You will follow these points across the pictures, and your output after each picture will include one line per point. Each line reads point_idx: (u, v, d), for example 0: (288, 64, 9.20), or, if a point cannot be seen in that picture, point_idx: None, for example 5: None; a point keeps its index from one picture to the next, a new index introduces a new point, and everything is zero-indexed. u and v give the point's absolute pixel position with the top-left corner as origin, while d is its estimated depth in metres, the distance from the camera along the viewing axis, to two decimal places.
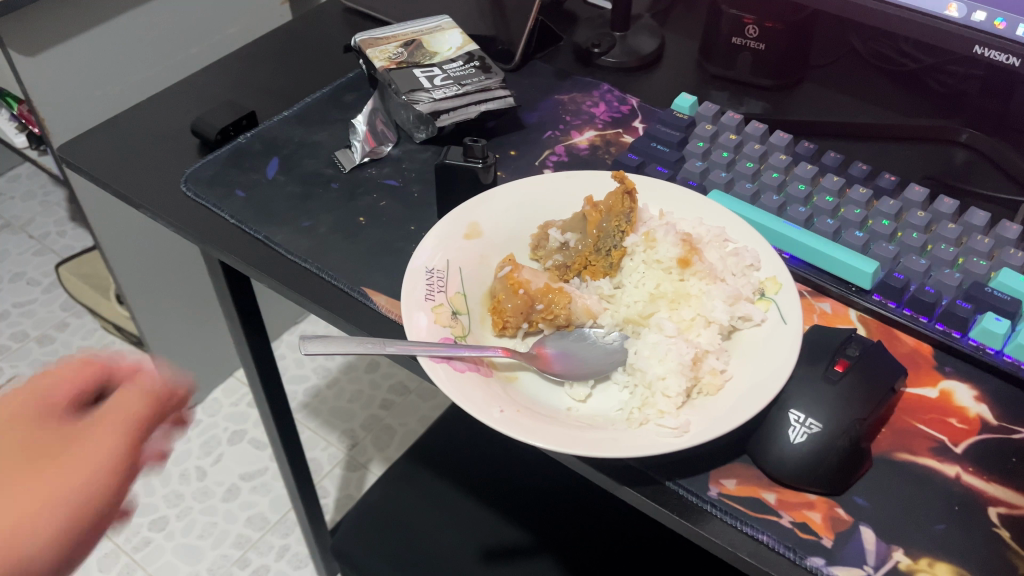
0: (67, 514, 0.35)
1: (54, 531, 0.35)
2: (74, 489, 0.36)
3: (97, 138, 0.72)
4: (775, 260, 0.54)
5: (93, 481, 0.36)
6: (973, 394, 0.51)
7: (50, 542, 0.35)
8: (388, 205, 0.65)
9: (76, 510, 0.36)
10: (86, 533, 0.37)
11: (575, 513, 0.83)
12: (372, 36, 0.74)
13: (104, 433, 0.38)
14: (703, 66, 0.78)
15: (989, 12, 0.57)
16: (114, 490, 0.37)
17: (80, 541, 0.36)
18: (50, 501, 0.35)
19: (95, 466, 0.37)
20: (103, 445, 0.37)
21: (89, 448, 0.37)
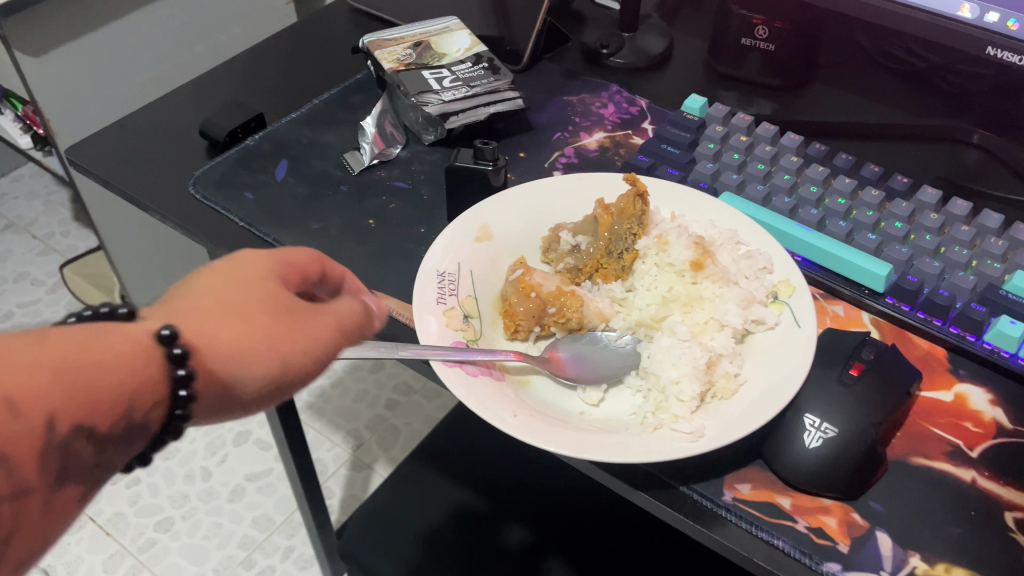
0: (286, 364, 0.36)
1: (273, 370, 0.36)
2: (298, 348, 0.37)
3: (105, 140, 0.72)
4: (788, 263, 0.54)
5: (310, 350, 0.37)
6: (988, 398, 0.51)
7: (263, 382, 0.36)
8: (397, 207, 0.65)
9: (294, 367, 0.37)
10: (276, 391, 0.37)
11: (578, 513, 0.83)
12: (380, 37, 0.74)
13: (332, 313, 0.39)
14: (712, 66, 0.78)
15: (1002, 13, 0.56)
16: (320, 367, 0.39)
17: (277, 392, 0.37)
18: (281, 349, 0.36)
19: (319, 340, 0.38)
20: (330, 324, 0.39)
21: (316, 323, 0.38)
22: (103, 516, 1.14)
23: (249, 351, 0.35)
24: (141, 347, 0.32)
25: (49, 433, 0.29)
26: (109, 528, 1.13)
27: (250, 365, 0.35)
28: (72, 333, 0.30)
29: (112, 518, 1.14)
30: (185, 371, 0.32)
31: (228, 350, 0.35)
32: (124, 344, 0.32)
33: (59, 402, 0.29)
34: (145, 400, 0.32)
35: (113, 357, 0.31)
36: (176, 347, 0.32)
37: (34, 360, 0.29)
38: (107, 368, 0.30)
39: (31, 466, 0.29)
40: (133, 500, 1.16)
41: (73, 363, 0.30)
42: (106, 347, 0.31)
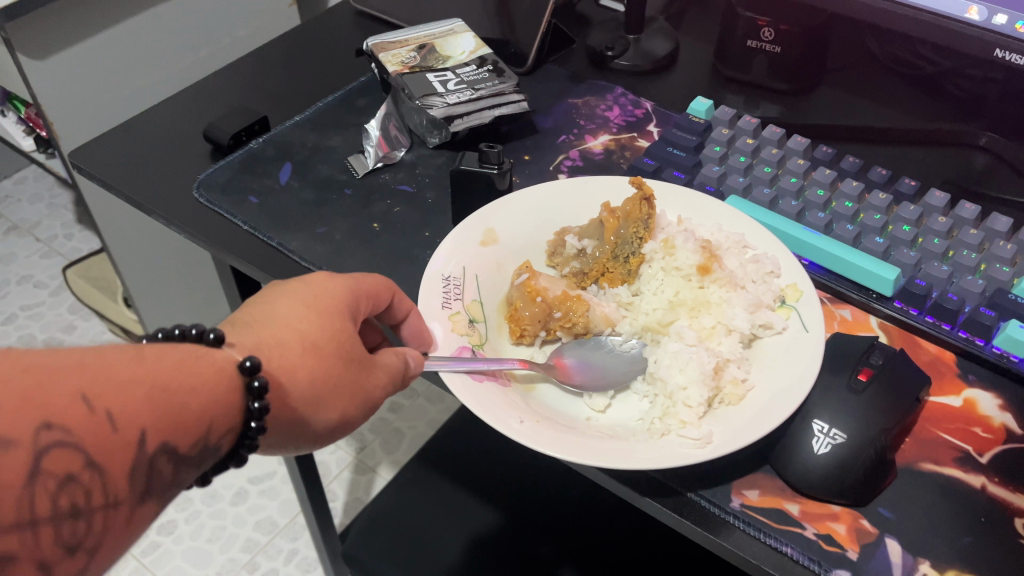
0: (337, 404, 0.45)
1: (327, 409, 0.44)
2: (350, 392, 0.45)
3: (109, 144, 0.72)
4: (796, 267, 0.53)
5: (359, 396, 0.46)
6: (997, 403, 0.50)
7: (317, 418, 0.44)
8: (402, 211, 0.64)
9: (345, 408, 0.45)
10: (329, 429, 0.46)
11: (581, 514, 0.83)
12: (384, 40, 0.74)
13: (384, 364, 0.47)
14: (718, 69, 0.78)
15: (1010, 15, 0.56)
16: (363, 410, 0.47)
17: (328, 427, 0.45)
18: (338, 391, 0.44)
19: (368, 389, 0.46)
20: (379, 375, 0.47)
21: (368, 371, 0.46)
22: None
23: (317, 395, 0.44)
24: (224, 377, 0.40)
25: (140, 443, 0.36)
26: None
27: (312, 400, 0.44)
28: (173, 360, 0.38)
29: None
30: (260, 405, 0.40)
31: (297, 388, 0.43)
32: (213, 376, 0.39)
33: (151, 419, 0.36)
34: (222, 426, 0.40)
35: (202, 380, 0.39)
36: (256, 380, 0.40)
37: (137, 379, 0.36)
38: (193, 398, 0.38)
39: (123, 473, 0.35)
40: None
41: (173, 387, 0.37)
42: (196, 374, 0.39)
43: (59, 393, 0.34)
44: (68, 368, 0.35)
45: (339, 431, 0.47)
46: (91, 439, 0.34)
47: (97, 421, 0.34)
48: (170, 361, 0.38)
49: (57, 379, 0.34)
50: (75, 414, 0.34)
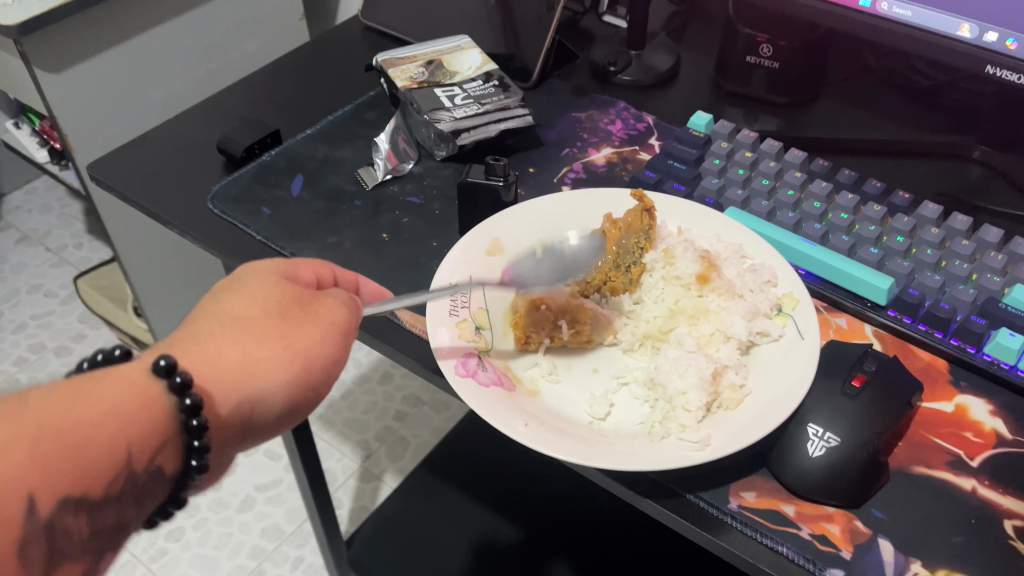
0: (287, 370, 0.45)
1: (280, 378, 0.44)
2: (297, 352, 0.45)
3: (124, 156, 0.74)
4: (792, 276, 0.55)
5: (309, 355, 0.46)
6: (988, 408, 0.52)
7: (272, 391, 0.44)
8: (410, 222, 0.66)
9: (298, 371, 0.45)
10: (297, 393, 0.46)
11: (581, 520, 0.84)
12: (394, 56, 0.76)
13: (325, 319, 0.47)
14: (719, 83, 0.80)
15: (1001, 33, 0.58)
16: (323, 372, 0.47)
17: (291, 398, 0.46)
18: (282, 357, 0.45)
19: (316, 345, 0.46)
20: (322, 329, 0.47)
21: (309, 328, 0.46)
22: None
23: (263, 365, 0.44)
24: (141, 392, 0.40)
25: (27, 513, 0.35)
26: None
27: (258, 374, 0.44)
28: (77, 393, 0.38)
29: None
30: (191, 400, 0.40)
31: (234, 369, 0.43)
32: (130, 393, 0.40)
33: (40, 481, 0.35)
34: (147, 445, 0.40)
35: (111, 410, 0.38)
36: (176, 377, 0.40)
37: (19, 440, 0.35)
38: (108, 425, 0.38)
39: (17, 551, 0.36)
40: None
41: (68, 439, 0.36)
42: (97, 406, 0.38)
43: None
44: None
45: (302, 404, 0.47)
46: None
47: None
48: (64, 405, 0.37)
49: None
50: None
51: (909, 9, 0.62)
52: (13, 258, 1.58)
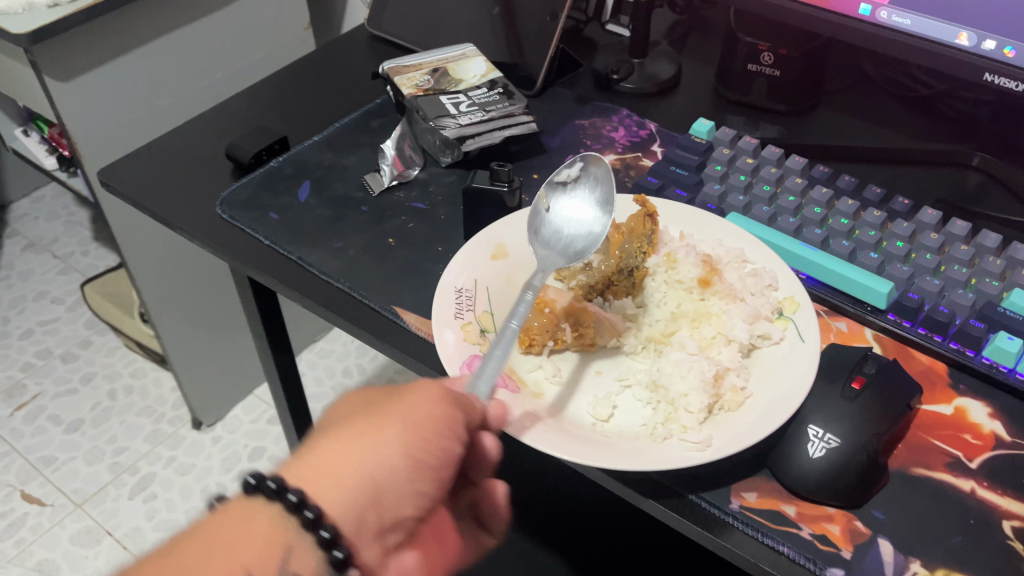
0: (394, 435, 0.40)
1: (388, 446, 0.39)
2: (398, 418, 0.41)
3: (134, 162, 0.75)
4: (792, 280, 0.56)
5: (412, 416, 0.41)
6: (987, 411, 0.52)
7: (392, 466, 0.39)
8: (416, 227, 0.67)
9: (407, 433, 0.40)
10: (420, 470, 0.40)
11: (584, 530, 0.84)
12: (400, 64, 0.77)
13: (420, 385, 0.43)
14: (720, 91, 0.81)
15: (998, 41, 0.59)
16: (444, 429, 0.41)
17: (418, 463, 0.40)
18: (381, 427, 0.40)
19: (419, 406, 0.42)
20: (423, 394, 0.42)
21: (409, 400, 0.42)
22: (120, 531, 1.16)
23: (362, 451, 0.39)
24: (249, 518, 0.37)
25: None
26: (126, 542, 1.15)
27: (363, 450, 0.39)
28: (177, 545, 0.35)
29: (129, 533, 1.16)
30: (292, 494, 0.36)
31: (336, 461, 0.38)
32: (232, 523, 0.36)
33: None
34: (270, 566, 0.35)
35: (217, 538, 0.35)
36: (269, 484, 0.36)
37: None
38: (210, 557, 0.34)
39: None
40: (150, 515, 1.18)
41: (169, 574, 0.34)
42: (206, 540, 0.35)
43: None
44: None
45: (439, 474, 0.41)
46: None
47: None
48: (159, 559, 0.35)
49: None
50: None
51: (908, 18, 0.62)
52: (19, 265, 1.59)
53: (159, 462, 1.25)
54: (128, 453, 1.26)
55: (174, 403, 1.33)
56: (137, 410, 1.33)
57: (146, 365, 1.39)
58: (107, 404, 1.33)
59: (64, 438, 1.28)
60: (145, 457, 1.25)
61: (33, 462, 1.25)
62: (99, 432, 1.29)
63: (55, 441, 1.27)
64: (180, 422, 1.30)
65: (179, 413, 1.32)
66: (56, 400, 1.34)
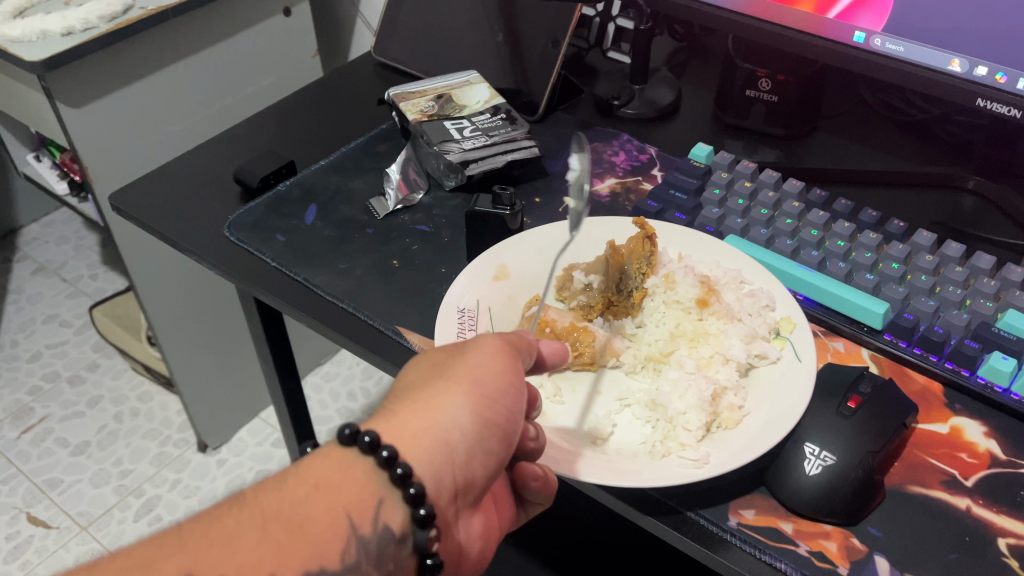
0: (463, 395, 0.44)
1: (458, 406, 0.44)
2: (464, 379, 0.45)
3: (145, 187, 0.77)
4: (789, 300, 0.57)
5: (479, 377, 0.45)
6: (982, 430, 0.53)
7: (462, 426, 0.43)
8: (420, 249, 0.68)
9: (473, 394, 0.44)
10: (489, 427, 0.44)
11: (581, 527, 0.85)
12: (405, 90, 0.79)
13: (479, 342, 0.47)
14: (719, 116, 0.82)
15: (990, 67, 0.60)
16: (507, 388, 0.45)
17: (486, 422, 0.44)
18: (448, 388, 0.44)
19: (483, 367, 0.45)
20: (482, 352, 0.46)
21: (475, 361, 0.46)
22: None
23: (435, 412, 0.44)
24: (343, 463, 0.43)
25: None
26: None
27: (435, 410, 0.44)
28: (288, 483, 0.41)
29: None
30: (384, 451, 0.41)
31: (412, 424, 0.43)
32: (333, 467, 0.43)
33: (274, 557, 0.39)
34: (364, 508, 0.42)
35: (319, 485, 0.42)
36: (364, 438, 0.41)
37: (247, 524, 0.39)
38: (319, 500, 0.41)
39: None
40: None
41: (289, 512, 0.40)
42: (312, 483, 0.42)
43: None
44: (175, 550, 0.39)
45: (507, 431, 0.45)
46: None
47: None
48: (278, 488, 0.41)
49: (164, 564, 0.38)
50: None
51: (901, 45, 0.64)
52: (29, 289, 1.61)
53: (164, 484, 1.25)
54: (133, 476, 1.26)
55: (180, 425, 1.34)
56: (143, 432, 1.33)
57: (153, 389, 1.40)
58: (114, 427, 1.34)
59: (70, 460, 1.29)
60: (150, 479, 1.26)
61: (40, 485, 1.25)
62: (105, 455, 1.29)
63: (62, 464, 1.28)
64: (186, 445, 1.31)
65: (185, 435, 1.33)
66: (63, 423, 1.35)
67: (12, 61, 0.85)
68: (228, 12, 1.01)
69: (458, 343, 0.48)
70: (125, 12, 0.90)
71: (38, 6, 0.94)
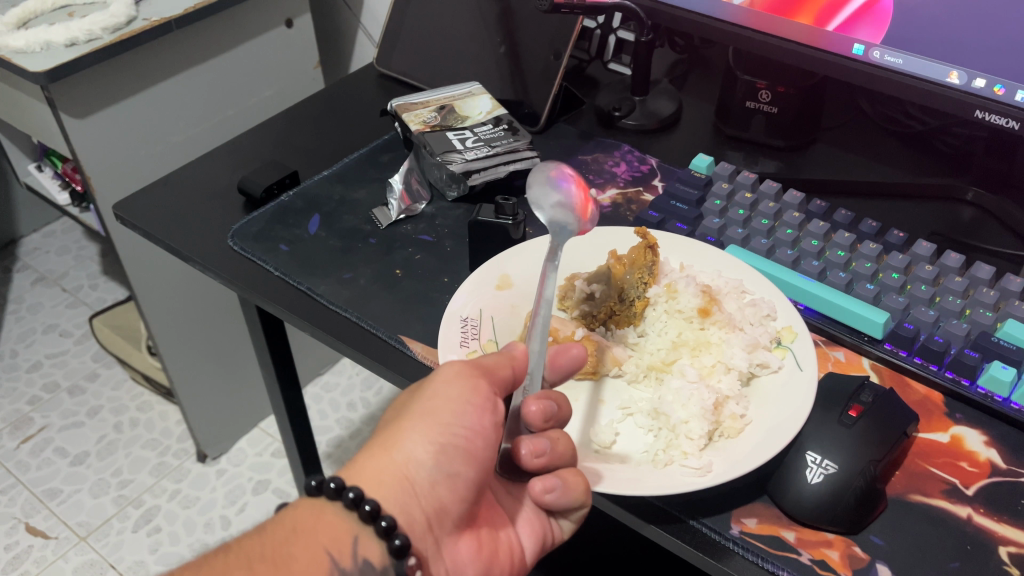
0: (417, 427, 0.45)
1: (412, 438, 0.45)
2: (421, 412, 0.46)
3: (148, 197, 0.77)
4: (790, 311, 0.58)
5: (434, 406, 0.46)
6: (983, 439, 0.53)
7: (418, 458, 0.45)
8: (422, 258, 0.69)
9: (427, 425, 0.45)
10: (449, 453, 0.45)
11: (582, 545, 0.84)
12: (407, 101, 0.79)
13: (440, 370, 0.47)
14: (719, 127, 0.83)
15: (988, 79, 0.61)
16: (464, 410, 0.46)
17: (444, 447, 0.45)
18: (406, 423, 0.46)
19: (440, 394, 0.46)
20: (440, 381, 0.47)
21: (434, 389, 0.47)
22: (124, 564, 1.16)
23: (394, 448, 0.45)
24: (317, 511, 0.45)
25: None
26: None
27: (394, 446, 0.45)
28: (266, 531, 0.44)
29: (133, 566, 1.16)
30: (349, 492, 0.43)
31: (374, 464, 0.45)
32: (308, 515, 0.45)
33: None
34: (343, 546, 0.44)
35: (296, 530, 0.44)
36: (330, 484, 0.44)
37: (233, 564, 0.41)
38: (298, 541, 0.43)
39: None
40: (154, 548, 1.18)
41: (272, 550, 0.42)
42: (289, 530, 0.44)
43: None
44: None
45: (470, 451, 0.46)
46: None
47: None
48: (258, 536, 0.43)
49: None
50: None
51: (900, 57, 0.64)
52: (29, 298, 1.61)
53: (163, 495, 1.25)
54: (133, 486, 1.26)
55: (179, 435, 1.34)
56: (143, 442, 1.33)
57: (153, 399, 1.41)
58: (114, 437, 1.34)
59: (69, 471, 1.29)
60: (149, 490, 1.26)
61: (39, 495, 1.25)
62: (104, 465, 1.29)
63: (61, 474, 1.28)
64: (185, 455, 1.31)
65: (185, 445, 1.33)
66: (63, 433, 1.35)
67: (16, 71, 0.85)
68: (232, 24, 1.02)
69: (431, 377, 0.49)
70: (128, 23, 0.91)
71: (42, 17, 0.95)
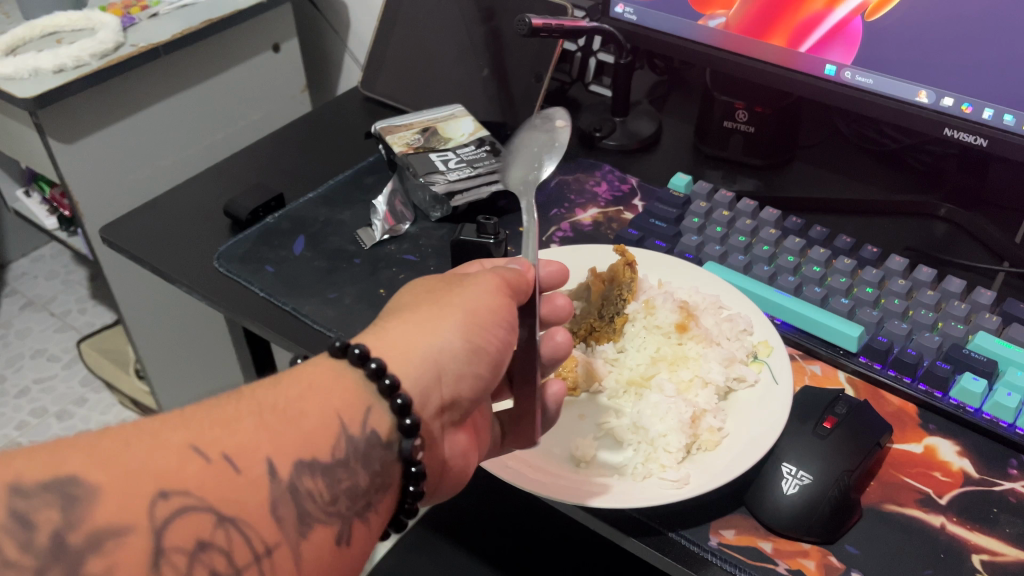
0: (455, 321, 0.46)
1: (448, 330, 0.46)
2: (460, 308, 0.46)
3: (136, 219, 0.78)
4: (766, 325, 0.59)
5: (472, 306, 0.47)
6: (955, 449, 0.54)
7: (450, 347, 0.45)
8: (407, 278, 0.70)
9: (465, 324, 0.46)
10: (479, 356, 0.46)
11: None
12: (391, 124, 0.81)
13: (478, 278, 0.48)
14: (698, 146, 0.84)
15: (956, 98, 0.62)
16: (497, 319, 0.47)
17: (474, 348, 0.46)
18: (444, 315, 0.46)
19: (475, 296, 0.47)
20: (480, 287, 0.48)
21: (470, 289, 0.48)
22: None
23: (424, 338, 0.45)
24: (331, 375, 0.43)
25: (271, 474, 0.39)
26: None
27: (427, 332, 0.45)
28: (280, 382, 0.42)
29: None
30: (373, 362, 0.42)
31: (403, 343, 0.45)
32: (322, 374, 0.43)
33: (272, 446, 0.39)
34: (354, 411, 0.42)
35: (309, 386, 0.42)
36: (353, 350, 0.42)
37: (244, 414, 0.40)
38: (311, 398, 0.42)
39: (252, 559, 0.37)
40: None
41: (284, 404, 0.41)
42: (301, 386, 0.42)
43: (171, 453, 0.37)
44: (177, 425, 0.38)
45: (492, 358, 0.47)
46: (221, 488, 0.37)
47: (218, 467, 0.37)
48: (273, 386, 0.41)
49: (169, 435, 0.38)
50: (193, 468, 0.37)
51: (871, 77, 0.66)
52: (18, 324, 1.61)
53: None
54: None
55: None
56: None
57: None
58: None
59: None
60: None
61: None
62: None
63: None
64: None
65: None
66: None
67: (6, 97, 0.86)
68: (219, 52, 1.03)
69: (452, 276, 0.50)
70: (116, 49, 0.92)
71: (31, 43, 0.95)
